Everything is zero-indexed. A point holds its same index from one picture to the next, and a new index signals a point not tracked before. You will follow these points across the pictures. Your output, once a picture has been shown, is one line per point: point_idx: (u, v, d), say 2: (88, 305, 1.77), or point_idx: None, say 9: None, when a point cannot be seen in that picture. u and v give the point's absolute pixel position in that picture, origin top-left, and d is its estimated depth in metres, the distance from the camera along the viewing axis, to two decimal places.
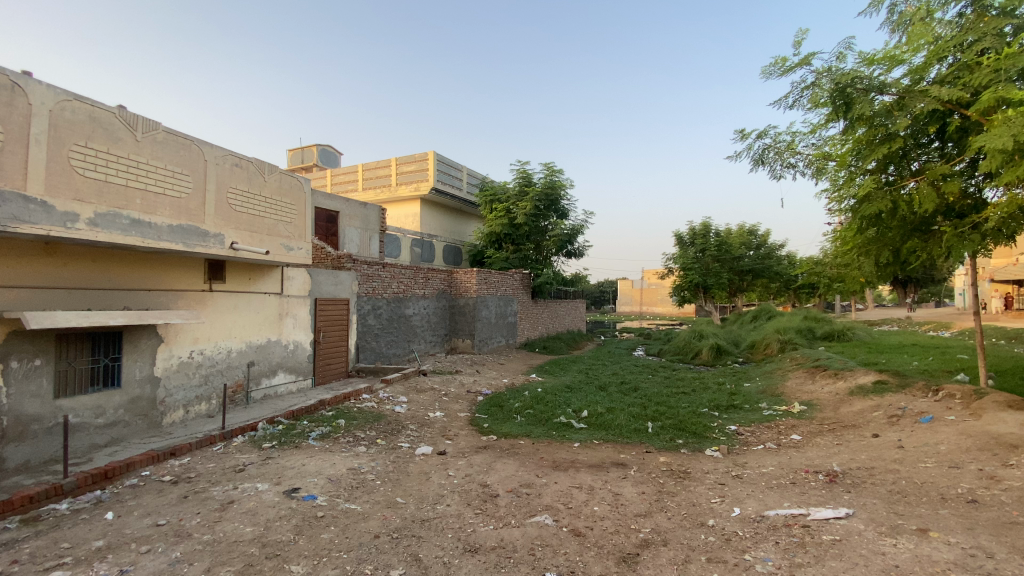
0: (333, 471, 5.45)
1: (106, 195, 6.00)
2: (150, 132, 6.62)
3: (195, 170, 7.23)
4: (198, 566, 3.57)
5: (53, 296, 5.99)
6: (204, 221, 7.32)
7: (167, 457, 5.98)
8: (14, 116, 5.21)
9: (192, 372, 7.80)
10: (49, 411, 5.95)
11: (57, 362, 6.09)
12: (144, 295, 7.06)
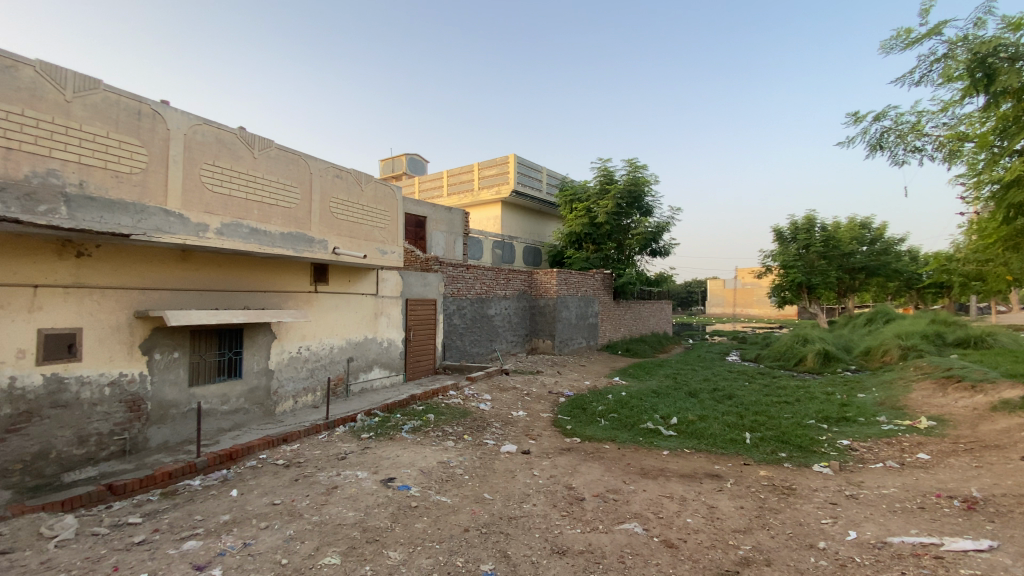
0: (424, 463, 5.70)
1: (230, 207, 6.75)
2: (264, 150, 7.35)
3: (303, 182, 7.92)
4: (308, 545, 3.89)
5: (188, 297, 6.85)
6: (311, 228, 7.99)
7: (281, 442, 6.59)
8: (156, 140, 6.02)
9: (300, 366, 8.54)
10: (184, 398, 6.82)
11: (191, 355, 6.95)
12: (261, 295, 7.85)
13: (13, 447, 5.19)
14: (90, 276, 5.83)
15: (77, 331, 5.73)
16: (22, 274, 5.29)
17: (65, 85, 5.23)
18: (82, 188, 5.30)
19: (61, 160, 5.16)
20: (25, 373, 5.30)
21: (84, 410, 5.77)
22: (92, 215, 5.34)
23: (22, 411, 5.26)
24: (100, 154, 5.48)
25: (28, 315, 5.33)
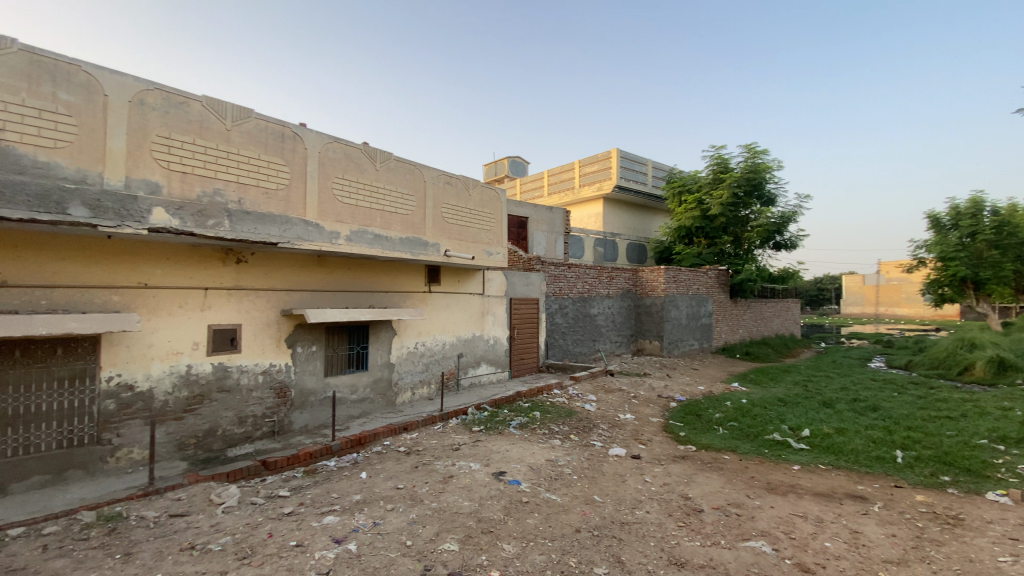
0: (533, 460, 5.79)
1: (356, 216, 7.42)
2: (385, 162, 7.97)
3: (418, 190, 8.45)
4: (429, 529, 4.14)
5: (323, 297, 7.66)
6: (425, 233, 8.51)
7: (402, 430, 7.11)
8: (296, 159, 6.81)
9: (417, 360, 9.13)
10: (321, 387, 7.64)
11: (326, 348, 7.76)
12: (383, 295, 8.54)
13: (190, 424, 6.23)
14: (247, 279, 6.78)
15: (238, 327, 6.70)
16: (196, 279, 6.30)
17: (226, 116, 6.13)
18: (240, 204, 6.18)
19: (224, 181, 6.06)
20: (199, 361, 6.33)
21: (243, 394, 6.72)
22: (248, 227, 6.20)
23: (196, 393, 6.29)
24: (253, 174, 6.34)
25: (201, 313, 6.35)
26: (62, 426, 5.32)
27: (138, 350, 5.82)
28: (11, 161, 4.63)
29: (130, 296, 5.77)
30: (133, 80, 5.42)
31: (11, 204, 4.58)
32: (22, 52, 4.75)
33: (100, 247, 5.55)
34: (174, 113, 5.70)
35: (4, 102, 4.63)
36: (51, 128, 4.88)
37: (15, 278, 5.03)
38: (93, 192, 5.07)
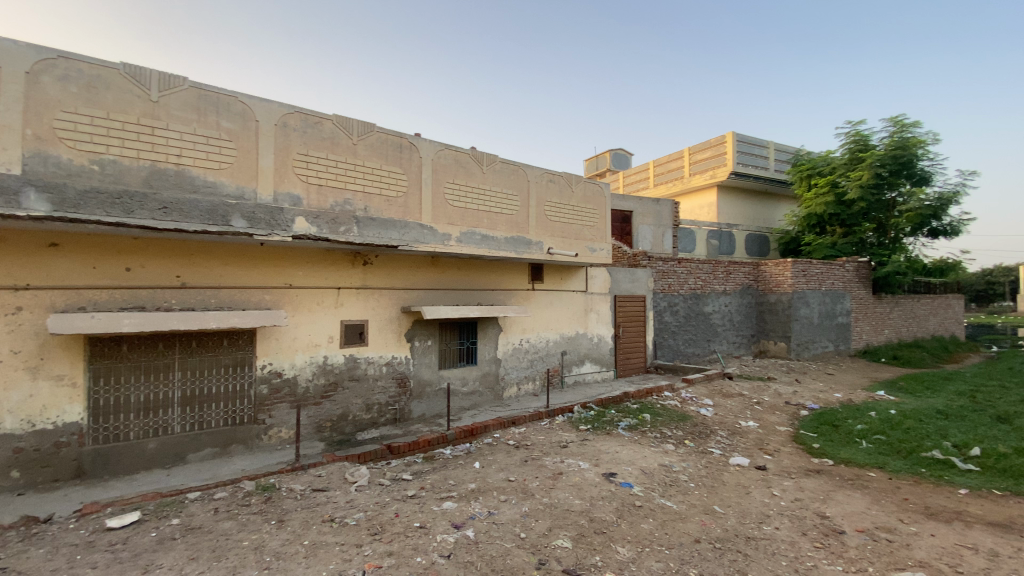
0: (645, 463, 5.61)
1: (465, 218, 7.76)
2: (491, 164, 8.22)
3: (523, 190, 8.60)
4: (542, 524, 4.20)
5: (437, 295, 8.12)
6: (531, 231, 8.64)
7: (510, 424, 7.31)
8: (412, 167, 7.28)
9: (523, 356, 9.32)
10: (436, 378, 8.11)
11: (440, 342, 8.22)
12: (492, 293, 8.84)
13: (327, 409, 6.97)
14: (372, 279, 7.42)
15: (365, 322, 7.36)
16: (330, 279, 7.03)
17: (352, 132, 6.75)
18: (366, 211, 6.77)
19: (353, 192, 6.67)
20: (334, 353, 7.06)
21: (369, 383, 7.37)
22: (373, 232, 6.77)
23: (331, 381, 7.03)
24: (377, 183, 6.90)
25: (334, 310, 7.07)
26: (228, 405, 6.25)
27: (285, 342, 6.65)
28: (189, 183, 5.53)
29: (278, 295, 6.60)
30: (279, 106, 6.19)
31: (190, 219, 5.47)
32: (191, 88, 5.63)
33: (255, 253, 6.43)
34: (310, 132, 6.40)
35: (183, 133, 5.54)
36: (217, 152, 5.73)
37: (192, 280, 6.01)
38: (249, 206, 5.88)
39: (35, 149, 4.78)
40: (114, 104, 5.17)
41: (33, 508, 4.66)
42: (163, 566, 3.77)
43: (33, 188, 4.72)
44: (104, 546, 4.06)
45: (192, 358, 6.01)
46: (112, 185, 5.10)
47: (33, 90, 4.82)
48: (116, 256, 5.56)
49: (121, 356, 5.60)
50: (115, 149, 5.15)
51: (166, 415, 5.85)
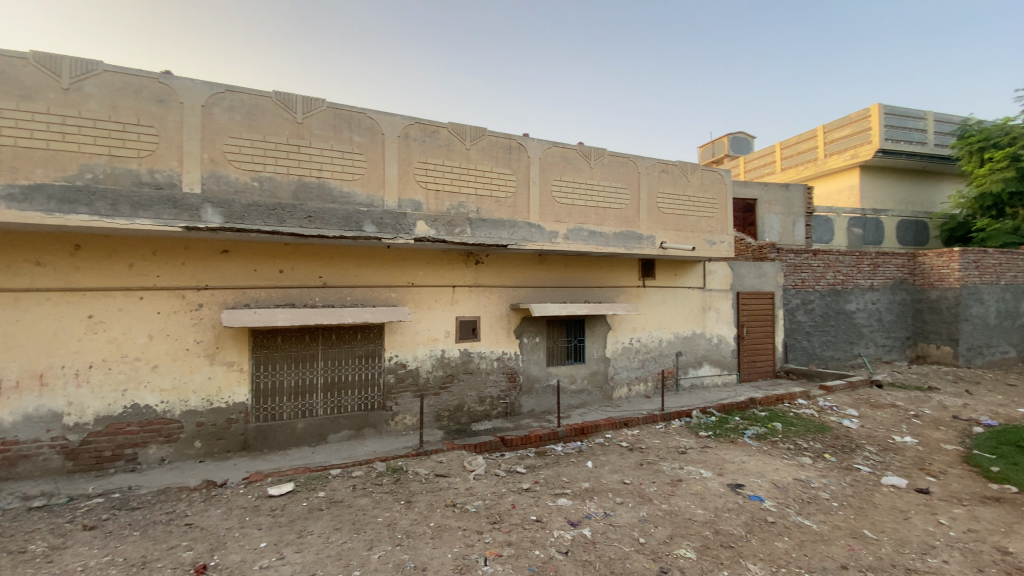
0: (777, 476, 5.15)
1: (574, 215, 7.73)
2: (600, 158, 8.08)
3: (633, 183, 8.33)
4: (662, 531, 4.05)
5: (545, 293, 8.20)
6: (642, 226, 8.35)
7: (623, 426, 7.15)
8: (521, 166, 7.41)
9: (633, 356, 9.05)
10: (545, 375, 8.20)
11: (548, 339, 8.30)
12: (600, 290, 8.71)
13: (444, 400, 7.39)
14: (484, 277, 7.71)
15: (478, 318, 7.67)
16: (447, 277, 7.43)
17: (466, 137, 7.05)
18: (478, 212, 7.04)
19: (466, 195, 6.98)
20: (450, 347, 7.46)
21: (482, 377, 7.67)
22: (485, 232, 7.02)
23: (448, 373, 7.43)
24: (489, 185, 7.14)
25: (450, 306, 7.46)
26: (361, 392, 6.90)
27: (408, 336, 7.17)
28: (328, 194, 6.19)
29: (402, 293, 7.14)
30: (401, 118, 6.67)
31: (329, 225, 6.13)
32: (328, 108, 6.29)
33: (381, 254, 7.01)
34: (428, 140, 6.81)
35: (322, 149, 6.20)
36: (350, 165, 6.34)
37: (330, 280, 6.72)
38: (377, 212, 6.42)
39: (211, 171, 5.67)
40: (268, 128, 5.96)
41: (213, 473, 5.55)
42: (313, 533, 4.28)
43: (210, 204, 5.59)
44: (266, 510, 4.71)
45: (331, 349, 6.73)
46: (268, 198, 5.88)
47: (209, 121, 5.71)
48: (271, 260, 6.41)
49: (275, 347, 6.46)
50: (270, 167, 5.93)
51: (311, 399, 6.62)
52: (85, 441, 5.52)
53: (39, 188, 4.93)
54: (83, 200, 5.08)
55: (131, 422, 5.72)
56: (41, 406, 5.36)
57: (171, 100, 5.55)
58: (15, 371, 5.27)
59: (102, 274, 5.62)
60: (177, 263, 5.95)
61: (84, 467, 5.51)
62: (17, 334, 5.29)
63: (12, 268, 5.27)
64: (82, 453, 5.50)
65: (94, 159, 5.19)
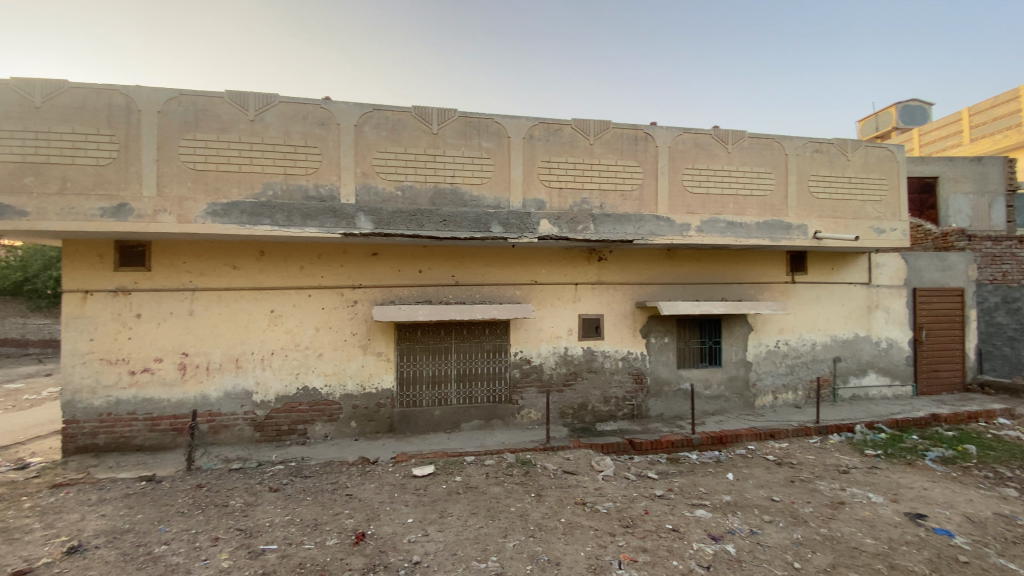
0: (974, 509, 4.30)
1: (708, 205, 7.24)
2: (738, 142, 7.44)
3: (778, 166, 7.53)
4: (821, 557, 3.62)
5: (675, 290, 7.79)
6: (788, 214, 7.51)
7: (768, 437, 6.55)
8: (649, 157, 7.12)
9: (779, 361, 8.20)
10: (675, 377, 7.80)
11: (679, 341, 7.88)
12: (737, 287, 8.03)
13: (569, 397, 7.42)
14: (609, 274, 7.57)
15: (602, 316, 7.56)
16: (570, 275, 7.44)
17: (590, 132, 6.97)
18: (603, 208, 6.93)
19: (591, 190, 6.91)
20: (574, 345, 7.46)
21: (607, 376, 7.55)
22: (610, 228, 6.89)
23: (573, 371, 7.44)
24: (614, 179, 6.99)
25: (574, 304, 7.46)
26: (490, 385, 7.22)
27: (532, 333, 7.33)
28: (460, 198, 6.57)
29: (527, 291, 7.31)
30: (528, 119, 6.82)
31: (461, 228, 6.48)
32: (460, 117, 6.66)
33: (508, 254, 7.25)
34: (553, 139, 6.86)
35: (454, 156, 6.59)
36: (480, 168, 6.65)
37: (462, 278, 7.13)
38: (504, 213, 6.64)
39: (362, 183, 6.35)
40: (408, 140, 6.49)
41: (367, 451, 6.24)
42: (452, 515, 4.58)
43: (362, 213, 6.27)
44: (412, 489, 5.16)
45: (463, 343, 7.14)
46: (409, 205, 6.42)
47: (360, 138, 6.40)
48: (411, 261, 7.00)
49: (415, 340, 7.04)
50: (410, 176, 6.47)
51: (447, 389, 7.10)
52: (268, 416, 6.56)
53: (235, 204, 5.96)
54: (266, 213, 6.02)
55: (303, 402, 6.67)
56: (238, 385, 6.49)
57: (330, 122, 6.33)
58: (219, 355, 6.44)
59: (279, 275, 6.61)
60: (334, 265, 6.78)
61: (268, 438, 6.54)
62: (221, 325, 6.46)
63: (216, 271, 6.45)
64: (267, 426, 6.54)
65: (274, 178, 6.12)
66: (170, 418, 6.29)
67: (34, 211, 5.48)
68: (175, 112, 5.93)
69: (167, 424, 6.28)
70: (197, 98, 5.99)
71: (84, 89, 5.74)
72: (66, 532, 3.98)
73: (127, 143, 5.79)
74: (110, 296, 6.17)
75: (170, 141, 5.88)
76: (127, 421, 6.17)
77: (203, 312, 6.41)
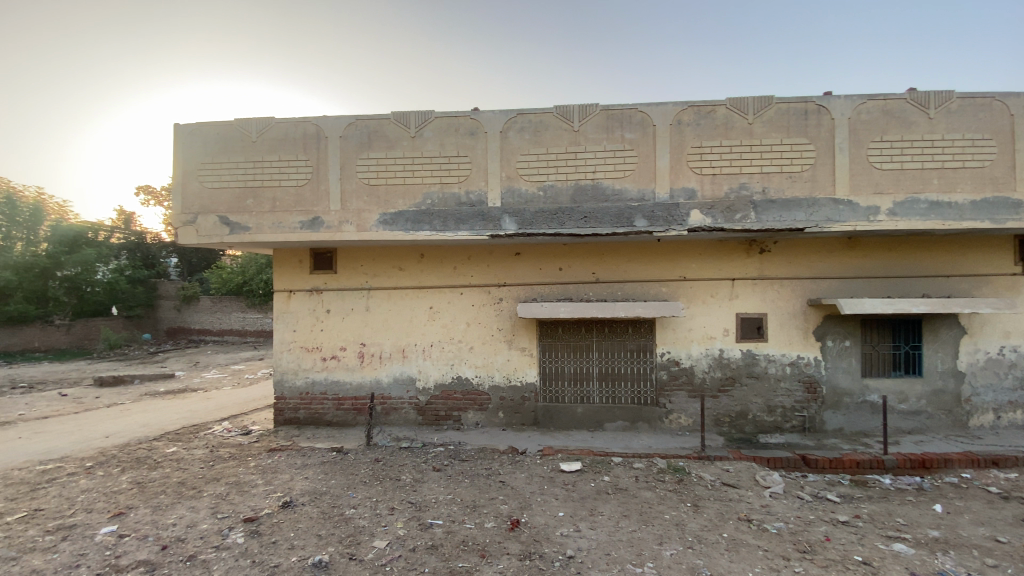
0: None
1: (903, 182, 6.12)
2: (944, 104, 6.14)
3: (1003, 129, 6.05)
4: None
5: (856, 285, 6.72)
6: (1017, 188, 6.00)
7: (990, 465, 5.37)
8: (823, 133, 6.25)
9: (1005, 373, 6.59)
10: (858, 388, 6.71)
11: (863, 345, 6.76)
12: (942, 281, 6.64)
13: (724, 403, 6.83)
14: (771, 269, 6.81)
15: (763, 316, 6.83)
16: (725, 270, 6.85)
17: (748, 111, 6.33)
18: (765, 193, 6.27)
19: (750, 175, 6.29)
20: (730, 346, 6.85)
21: (771, 383, 6.79)
22: (773, 216, 6.21)
23: (729, 376, 6.84)
24: (777, 160, 6.27)
25: (730, 302, 6.85)
26: (636, 386, 6.96)
27: (681, 333, 6.90)
28: (603, 193, 6.46)
29: (675, 287, 6.91)
30: (676, 105, 6.43)
31: (603, 224, 6.33)
32: (602, 112, 6.54)
33: (654, 249, 6.93)
34: (705, 123, 6.38)
35: (596, 152, 6.50)
36: (625, 161, 6.45)
37: (605, 276, 7.00)
38: (650, 206, 6.36)
39: (508, 186, 6.60)
40: (551, 140, 6.57)
41: (516, 442, 6.45)
42: (603, 514, 4.49)
43: (507, 215, 6.50)
44: (561, 483, 5.20)
45: (606, 342, 6.99)
46: (552, 204, 6.50)
47: (505, 143, 6.66)
48: (554, 259, 7.07)
49: (559, 336, 7.09)
50: (553, 174, 6.54)
51: (590, 387, 7.02)
52: (428, 402, 7.17)
53: (400, 213, 6.63)
54: (425, 220, 6.59)
55: (457, 391, 7.14)
56: (404, 372, 7.20)
57: (479, 131, 6.69)
58: (388, 347, 7.22)
59: (436, 275, 7.18)
60: (483, 265, 7.15)
61: (429, 422, 7.15)
62: (390, 320, 7.23)
63: (385, 272, 7.25)
64: (427, 410, 7.15)
65: (432, 187, 6.67)
66: (352, 399, 7.22)
67: (254, 226, 6.71)
68: (353, 135, 6.80)
69: (349, 404, 7.22)
70: (369, 122, 6.80)
71: (286, 123, 6.87)
72: (280, 489, 4.77)
73: (317, 166, 6.79)
74: (307, 295, 7.30)
75: (349, 161, 6.76)
76: (320, 400, 7.24)
77: (375, 308, 7.25)
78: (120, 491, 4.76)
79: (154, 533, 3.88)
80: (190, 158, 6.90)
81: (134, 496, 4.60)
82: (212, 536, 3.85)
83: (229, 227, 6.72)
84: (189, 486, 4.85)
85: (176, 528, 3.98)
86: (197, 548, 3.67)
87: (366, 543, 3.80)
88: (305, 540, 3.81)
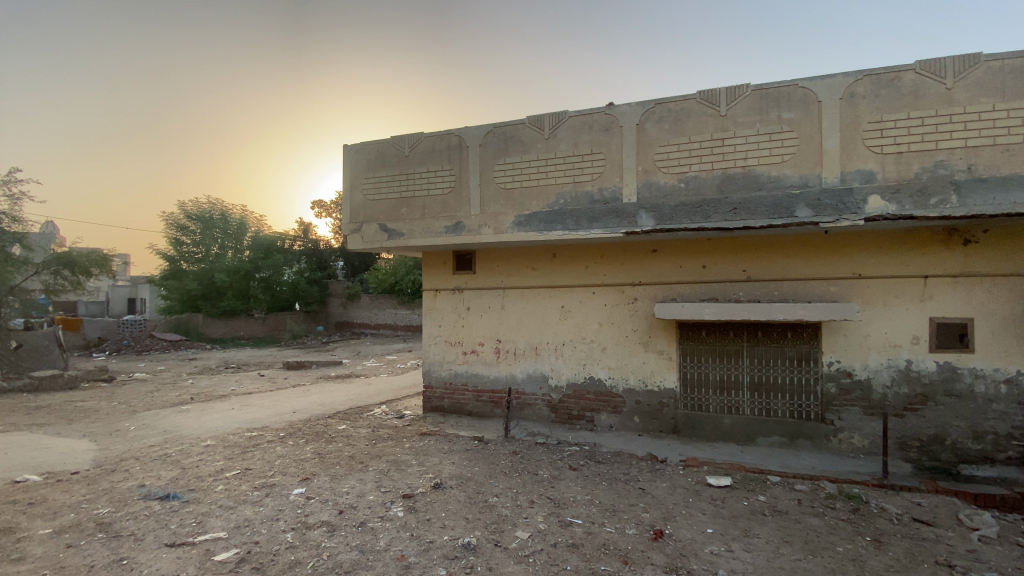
0: None
1: None
2: None
3: None
4: None
5: None
6: None
7: None
8: None
9: None
10: None
11: None
12: None
13: (912, 424, 5.74)
14: (979, 264, 5.55)
15: (968, 321, 5.61)
16: (914, 266, 5.76)
17: (945, 73, 5.24)
18: (971, 171, 5.13)
19: (948, 151, 5.21)
20: (920, 357, 5.74)
21: (979, 404, 5.53)
22: (983, 199, 5.07)
23: (919, 393, 5.74)
24: (988, 130, 5.10)
25: (920, 304, 5.75)
26: (794, 399, 6.19)
27: (853, 339, 5.97)
28: (754, 182, 5.87)
29: (846, 286, 6.00)
30: (845, 77, 5.58)
31: (756, 216, 5.77)
32: (754, 92, 5.93)
33: (818, 242, 6.10)
34: (884, 93, 5.44)
35: (746, 136, 5.92)
36: (781, 145, 5.78)
37: (758, 274, 6.34)
38: (813, 193, 5.62)
39: (645, 180, 6.33)
40: (693, 128, 6.15)
41: (654, 449, 6.16)
42: (759, 537, 4.06)
43: (644, 210, 6.26)
44: (707, 497, 4.83)
45: (758, 348, 6.34)
46: (694, 197, 6.08)
47: (642, 136, 6.40)
48: (696, 255, 6.61)
49: (701, 340, 6.61)
50: (696, 165, 6.12)
51: (738, 396, 6.42)
52: (561, 400, 7.21)
53: (534, 214, 6.77)
54: (559, 220, 6.64)
55: (590, 391, 7.07)
56: (537, 369, 7.34)
57: (614, 126, 6.53)
58: (523, 344, 7.41)
59: (570, 274, 7.19)
60: (617, 263, 6.97)
61: (562, 420, 7.18)
62: (524, 317, 7.43)
63: (520, 272, 7.46)
64: (560, 408, 7.20)
65: (565, 187, 6.69)
66: (489, 392, 7.57)
67: (407, 231, 7.39)
68: (491, 142, 7.11)
69: (487, 397, 7.57)
70: (507, 128, 7.06)
71: (433, 136, 7.45)
72: (430, 470, 5.18)
73: (459, 172, 7.24)
74: (450, 293, 7.84)
75: (487, 166, 7.09)
76: (461, 391, 7.72)
77: (510, 306, 7.50)
78: (305, 459, 5.59)
79: (333, 499, 4.47)
80: (355, 173, 7.84)
81: (316, 465, 5.37)
82: (377, 507, 4.31)
83: (387, 234, 7.49)
84: (357, 460, 5.51)
85: (349, 496, 4.53)
86: (367, 516, 4.14)
87: (510, 532, 3.93)
88: (455, 521, 4.07)
